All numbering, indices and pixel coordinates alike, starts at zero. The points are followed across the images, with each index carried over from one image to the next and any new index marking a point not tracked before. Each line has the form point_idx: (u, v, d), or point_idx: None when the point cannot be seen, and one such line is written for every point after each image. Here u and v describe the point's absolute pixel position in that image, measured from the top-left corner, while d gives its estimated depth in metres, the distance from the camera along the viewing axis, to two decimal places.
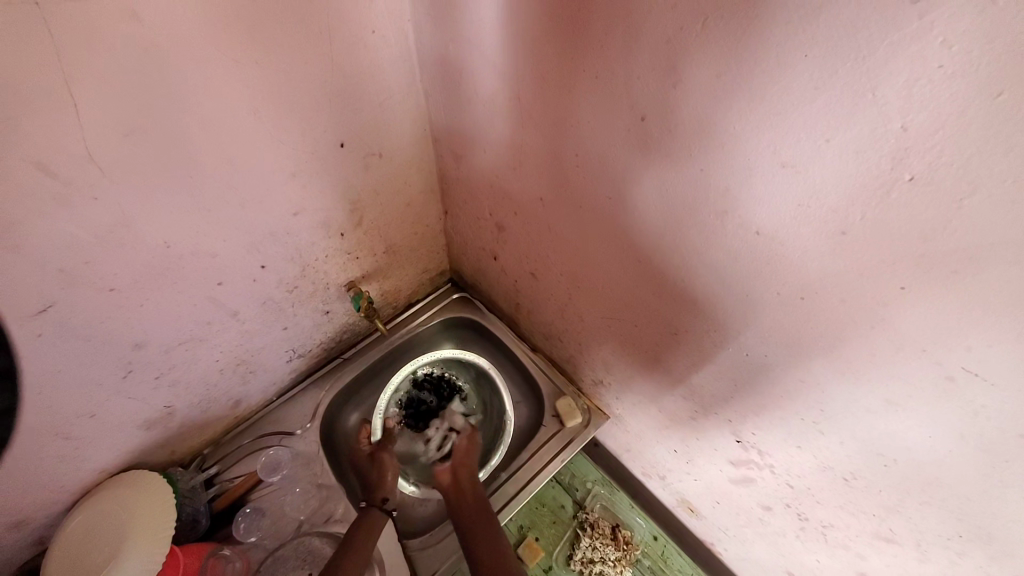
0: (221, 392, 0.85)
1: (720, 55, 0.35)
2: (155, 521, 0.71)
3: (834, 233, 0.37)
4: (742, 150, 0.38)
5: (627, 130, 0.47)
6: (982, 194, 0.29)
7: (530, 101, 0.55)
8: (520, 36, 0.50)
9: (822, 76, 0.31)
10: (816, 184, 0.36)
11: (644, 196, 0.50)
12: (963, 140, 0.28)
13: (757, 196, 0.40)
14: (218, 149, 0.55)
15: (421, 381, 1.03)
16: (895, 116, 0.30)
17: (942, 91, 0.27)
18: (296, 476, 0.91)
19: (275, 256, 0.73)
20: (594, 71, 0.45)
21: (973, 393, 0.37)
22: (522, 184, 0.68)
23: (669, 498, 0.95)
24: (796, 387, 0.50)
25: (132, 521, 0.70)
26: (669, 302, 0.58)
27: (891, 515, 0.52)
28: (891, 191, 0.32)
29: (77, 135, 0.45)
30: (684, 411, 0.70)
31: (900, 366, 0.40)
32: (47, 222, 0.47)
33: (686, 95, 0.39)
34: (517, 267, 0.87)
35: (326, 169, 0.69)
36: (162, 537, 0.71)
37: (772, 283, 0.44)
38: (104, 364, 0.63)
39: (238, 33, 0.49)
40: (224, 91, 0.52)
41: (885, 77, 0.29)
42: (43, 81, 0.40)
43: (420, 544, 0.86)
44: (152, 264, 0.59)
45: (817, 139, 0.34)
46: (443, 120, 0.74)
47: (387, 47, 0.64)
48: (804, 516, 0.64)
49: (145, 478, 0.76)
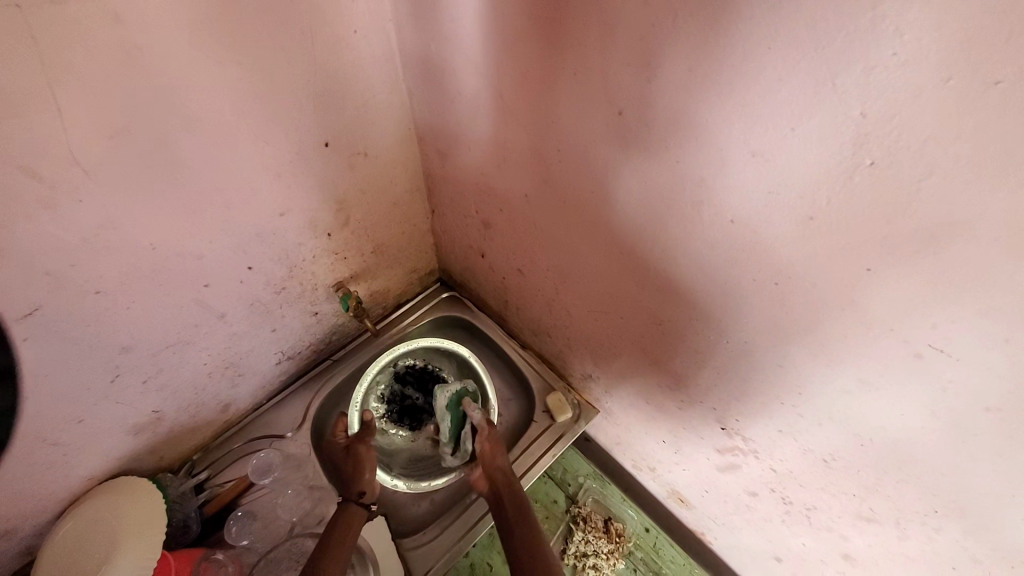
0: (210, 396, 0.85)
1: (691, 50, 0.36)
2: (141, 545, 0.69)
3: (803, 217, 0.38)
4: (716, 140, 0.40)
5: (606, 124, 0.48)
6: (937, 175, 0.30)
7: (512, 98, 0.56)
8: (500, 34, 0.51)
9: (785, 67, 0.33)
10: (784, 171, 0.37)
11: (625, 189, 0.52)
12: (916, 126, 0.30)
13: (731, 184, 0.41)
14: (202, 150, 0.56)
15: (403, 374, 1.01)
16: (854, 103, 0.31)
17: (896, 78, 0.29)
18: (287, 478, 0.90)
19: (261, 258, 0.73)
20: (572, 68, 0.47)
21: (940, 369, 0.38)
22: (506, 181, 0.69)
23: (659, 489, 0.97)
24: (774, 371, 0.52)
25: (119, 540, 0.69)
26: (652, 293, 0.59)
27: (870, 495, 0.54)
28: (854, 176, 0.34)
29: (61, 137, 0.45)
30: (671, 401, 0.71)
31: (872, 346, 0.41)
32: (32, 224, 0.47)
33: (660, 88, 0.41)
34: (504, 264, 0.88)
35: (311, 169, 0.70)
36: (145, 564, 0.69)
37: (748, 270, 0.46)
38: (90, 368, 0.62)
39: (221, 34, 0.49)
40: (208, 92, 0.52)
41: (843, 67, 0.30)
42: (26, 82, 0.40)
43: (413, 542, 0.86)
44: (138, 267, 0.59)
45: (783, 128, 0.35)
46: (427, 119, 0.75)
47: (370, 48, 0.64)
48: (788, 500, 0.66)
49: (142, 490, 0.75)
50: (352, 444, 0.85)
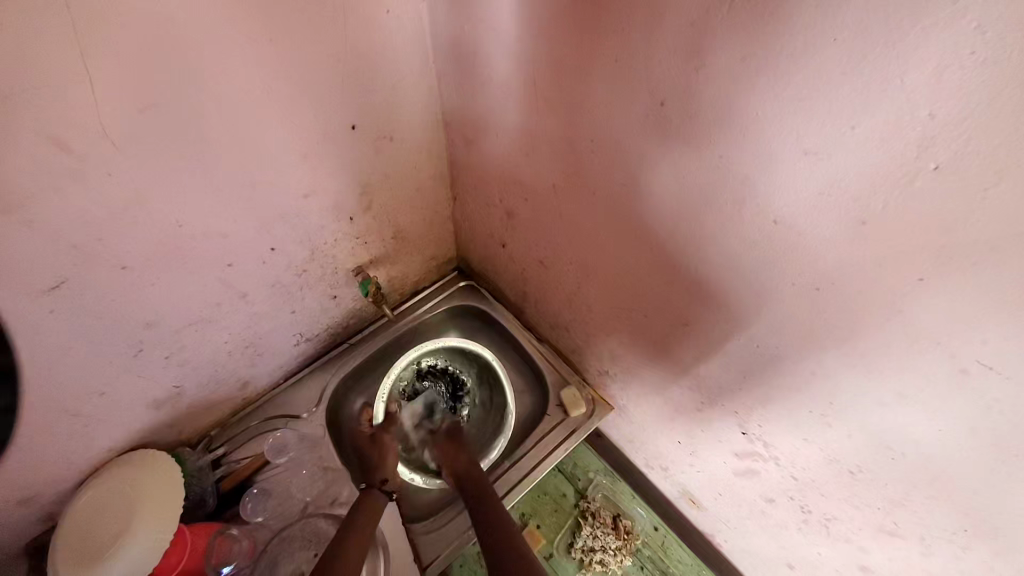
0: (229, 373, 0.86)
1: (746, 41, 0.35)
2: (147, 541, 0.69)
3: (853, 221, 0.37)
4: (764, 135, 0.38)
5: (645, 116, 0.46)
6: (1007, 185, 0.29)
7: (546, 86, 0.55)
8: (538, 18, 0.49)
9: (849, 62, 0.31)
10: (838, 171, 0.35)
11: (661, 184, 0.50)
12: (989, 131, 0.28)
13: (778, 184, 0.40)
14: (231, 129, 0.55)
15: (425, 373, 1.01)
16: (922, 104, 0.29)
17: (970, 77, 0.27)
18: (302, 458, 0.91)
19: (285, 240, 0.73)
20: (614, 56, 0.45)
21: (986, 387, 0.37)
22: (534, 172, 0.68)
23: (671, 489, 0.96)
24: (806, 379, 0.50)
25: (126, 531, 0.68)
26: (680, 292, 0.58)
27: (895, 509, 0.52)
28: (916, 181, 0.32)
29: (92, 110, 0.45)
30: (690, 402, 0.71)
31: (913, 359, 0.40)
32: (61, 198, 0.47)
33: (708, 80, 0.39)
34: (525, 255, 0.87)
35: (338, 152, 0.69)
36: (143, 564, 0.68)
37: (786, 274, 0.44)
38: (114, 342, 0.63)
39: (253, 11, 0.49)
40: (239, 70, 0.52)
41: (911, 66, 0.29)
42: (59, 52, 0.40)
43: (423, 528, 0.87)
44: (164, 244, 0.59)
45: (841, 126, 0.33)
46: (455, 105, 0.74)
47: (401, 29, 0.63)
48: (807, 509, 0.65)
49: (169, 478, 0.75)
50: (376, 433, 0.87)
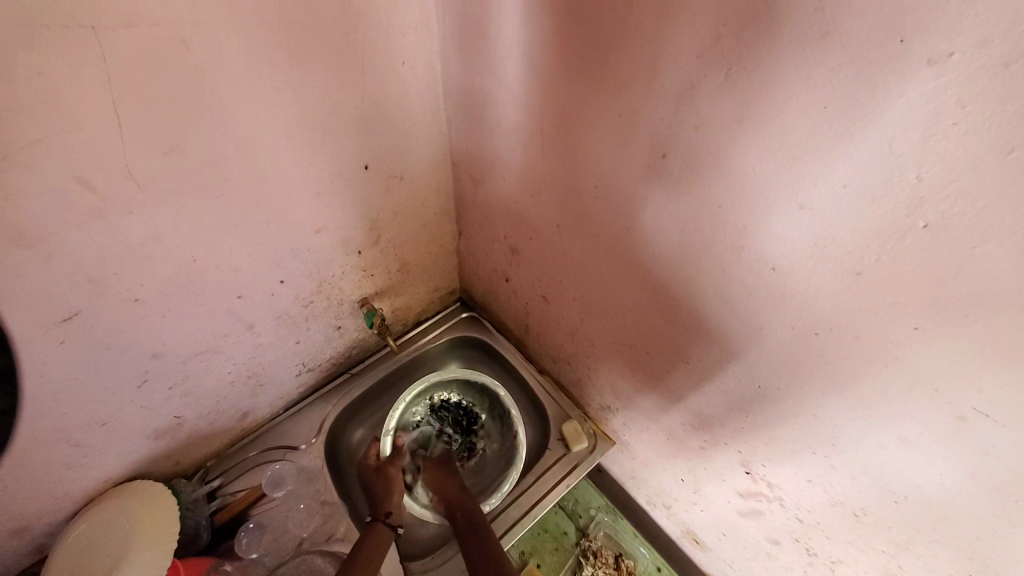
0: (230, 403, 0.85)
1: (742, 104, 0.37)
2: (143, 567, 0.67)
3: (849, 273, 0.38)
4: (762, 189, 0.40)
5: (647, 166, 0.49)
6: (993, 245, 0.30)
7: (550, 133, 0.58)
8: (546, 72, 0.53)
9: (842, 128, 0.33)
10: (832, 226, 0.37)
11: (661, 227, 0.52)
12: (977, 194, 0.30)
13: (774, 236, 0.42)
14: (249, 169, 0.58)
15: (438, 407, 1.03)
16: (911, 167, 0.31)
17: (954, 146, 0.29)
18: (299, 492, 0.90)
19: (294, 272, 0.75)
20: (618, 110, 0.48)
21: (982, 434, 0.37)
22: (538, 211, 0.70)
23: (673, 529, 0.94)
24: (807, 420, 0.51)
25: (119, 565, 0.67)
26: (683, 331, 0.59)
27: (900, 553, 0.52)
28: (907, 237, 0.34)
29: (119, 152, 0.47)
30: (693, 439, 0.71)
31: (915, 406, 0.40)
32: (83, 233, 0.49)
33: (707, 137, 0.41)
34: (528, 289, 0.88)
35: (349, 190, 0.71)
36: None
37: (787, 317, 0.45)
38: (121, 372, 0.64)
39: (278, 61, 0.52)
40: (260, 115, 0.54)
41: (900, 132, 0.31)
42: (93, 99, 0.43)
43: (421, 566, 0.85)
44: (177, 277, 0.60)
45: (834, 184, 0.35)
46: (463, 144, 0.77)
47: (414, 76, 0.66)
48: (813, 552, 0.64)
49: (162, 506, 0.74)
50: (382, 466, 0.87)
